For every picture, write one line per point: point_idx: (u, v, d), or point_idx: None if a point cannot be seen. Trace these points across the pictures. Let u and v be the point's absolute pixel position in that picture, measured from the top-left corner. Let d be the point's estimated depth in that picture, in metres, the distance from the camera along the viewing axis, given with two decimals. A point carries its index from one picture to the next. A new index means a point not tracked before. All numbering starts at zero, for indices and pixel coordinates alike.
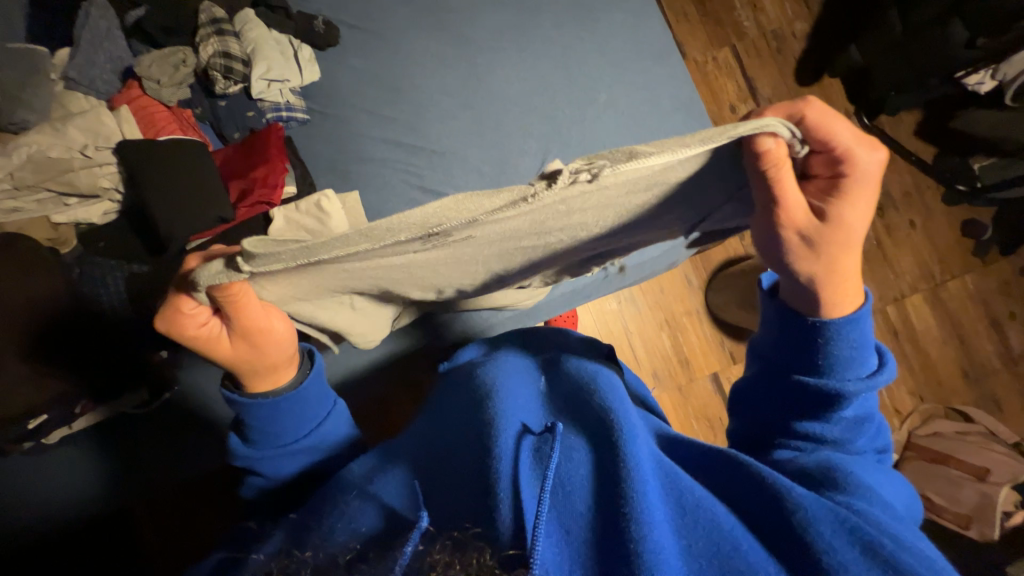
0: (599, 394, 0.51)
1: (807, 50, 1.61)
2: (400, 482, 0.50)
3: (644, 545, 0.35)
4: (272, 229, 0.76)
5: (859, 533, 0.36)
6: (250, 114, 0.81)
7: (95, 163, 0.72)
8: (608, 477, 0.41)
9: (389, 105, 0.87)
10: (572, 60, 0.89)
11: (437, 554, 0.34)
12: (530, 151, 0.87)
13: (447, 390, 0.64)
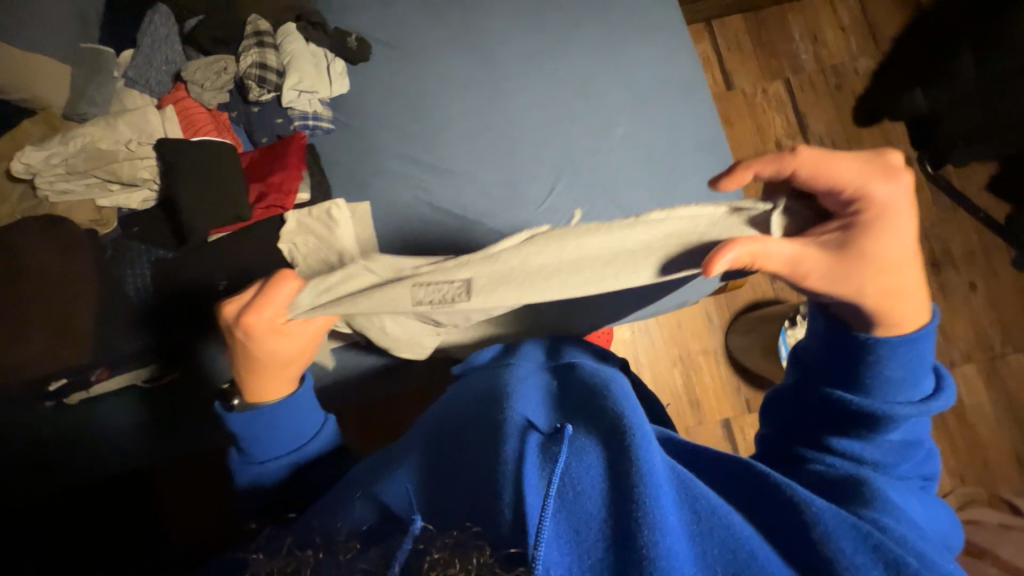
0: (612, 395, 0.52)
1: (870, 91, 1.56)
2: (401, 464, 0.50)
3: (658, 550, 0.35)
4: (284, 231, 0.81)
5: (862, 532, 0.40)
6: (279, 121, 0.86)
7: (138, 157, 0.80)
8: (623, 473, 0.40)
9: (410, 121, 0.89)
10: (593, 90, 0.87)
11: (434, 556, 0.32)
12: (541, 178, 0.86)
13: (463, 384, 0.66)
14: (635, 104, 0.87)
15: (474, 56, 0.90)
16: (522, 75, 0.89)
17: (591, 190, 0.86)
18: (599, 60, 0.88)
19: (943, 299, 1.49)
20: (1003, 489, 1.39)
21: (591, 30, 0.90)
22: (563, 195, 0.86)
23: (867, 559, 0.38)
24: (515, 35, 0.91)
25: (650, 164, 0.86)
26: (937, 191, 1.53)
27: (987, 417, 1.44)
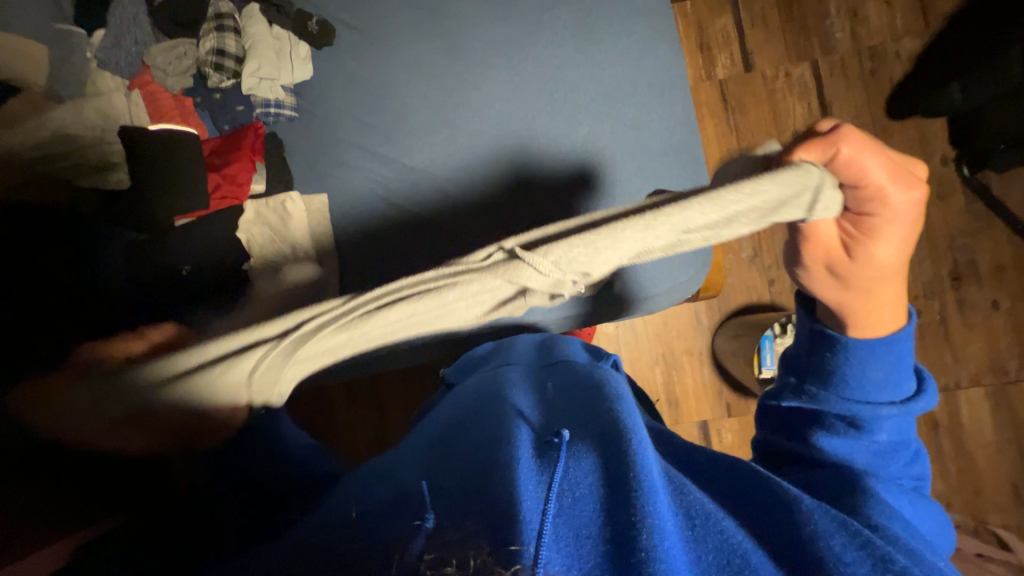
0: (608, 397, 0.57)
1: (909, 77, 1.39)
2: (409, 461, 0.54)
3: (650, 528, 0.38)
4: (242, 220, 0.85)
5: (851, 531, 0.43)
6: (241, 108, 0.88)
7: (106, 142, 0.85)
8: (620, 468, 0.44)
9: (371, 111, 0.88)
10: (560, 86, 0.86)
11: (428, 557, 0.34)
12: (497, 174, 0.85)
13: (462, 390, 0.74)
14: (601, 104, 0.86)
15: (436, 44, 0.88)
16: (486, 67, 0.87)
17: (544, 192, 0.85)
18: (568, 53, 0.86)
19: (959, 316, 1.37)
20: (992, 520, 1.32)
21: (565, 20, 0.87)
22: (519, 195, 0.85)
23: (859, 560, 0.40)
24: (485, 23, 0.88)
25: (608, 167, 0.85)
26: (972, 196, 1.37)
27: (989, 446, 1.35)
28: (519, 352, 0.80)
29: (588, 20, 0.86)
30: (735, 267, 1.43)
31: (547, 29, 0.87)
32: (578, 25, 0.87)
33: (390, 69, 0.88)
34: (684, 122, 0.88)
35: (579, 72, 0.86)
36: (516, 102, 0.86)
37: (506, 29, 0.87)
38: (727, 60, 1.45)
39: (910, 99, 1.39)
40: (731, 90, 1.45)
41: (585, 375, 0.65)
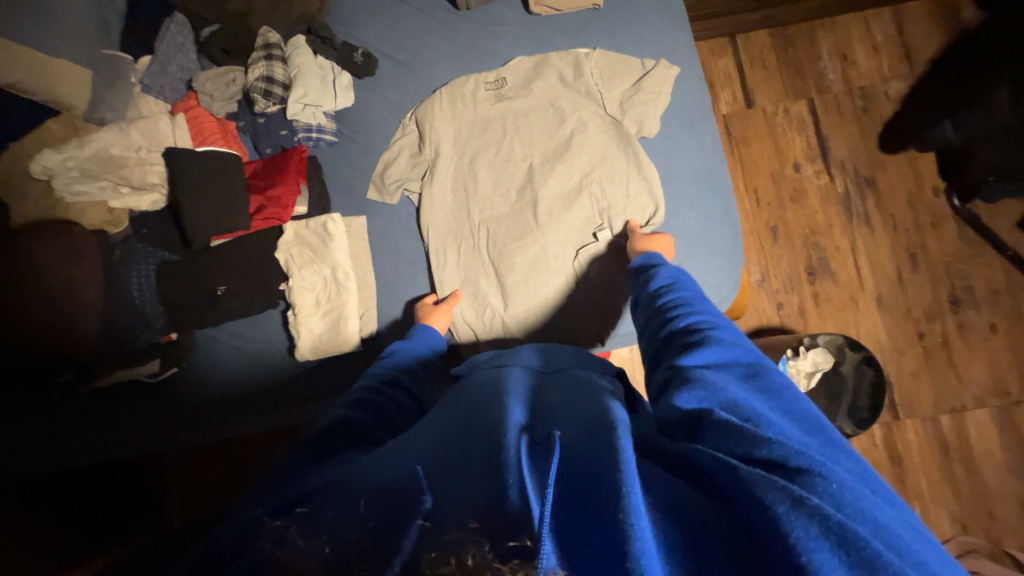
0: (603, 397, 0.54)
1: (896, 115, 1.50)
2: (408, 449, 0.52)
3: (635, 537, 0.36)
4: (282, 241, 0.86)
5: (790, 491, 0.37)
6: (284, 132, 0.91)
7: (149, 163, 0.85)
8: (607, 461, 0.42)
9: (416, 151, 0.94)
10: (590, 135, 0.94)
11: (432, 554, 0.35)
12: (538, 223, 0.92)
13: (461, 385, 0.67)
14: (632, 152, 0.92)
15: (485, 94, 0.96)
16: (527, 122, 0.96)
17: (576, 239, 0.92)
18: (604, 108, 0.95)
19: (960, 339, 1.43)
20: (1008, 543, 1.34)
21: (595, 63, 0.96)
22: (552, 236, 0.92)
23: (824, 546, 0.35)
24: (526, 77, 0.97)
25: (638, 211, 0.91)
26: (963, 225, 1.46)
27: (1000, 468, 1.37)
28: (523, 354, 0.72)
29: (618, 65, 0.95)
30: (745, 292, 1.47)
31: (586, 84, 0.95)
32: (613, 74, 0.95)
33: (438, 111, 0.95)
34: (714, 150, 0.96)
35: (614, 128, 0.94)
36: (555, 157, 0.94)
37: (547, 81, 0.96)
38: (729, 97, 1.54)
39: (899, 135, 1.50)
40: (734, 125, 1.53)
41: (587, 376, 0.62)
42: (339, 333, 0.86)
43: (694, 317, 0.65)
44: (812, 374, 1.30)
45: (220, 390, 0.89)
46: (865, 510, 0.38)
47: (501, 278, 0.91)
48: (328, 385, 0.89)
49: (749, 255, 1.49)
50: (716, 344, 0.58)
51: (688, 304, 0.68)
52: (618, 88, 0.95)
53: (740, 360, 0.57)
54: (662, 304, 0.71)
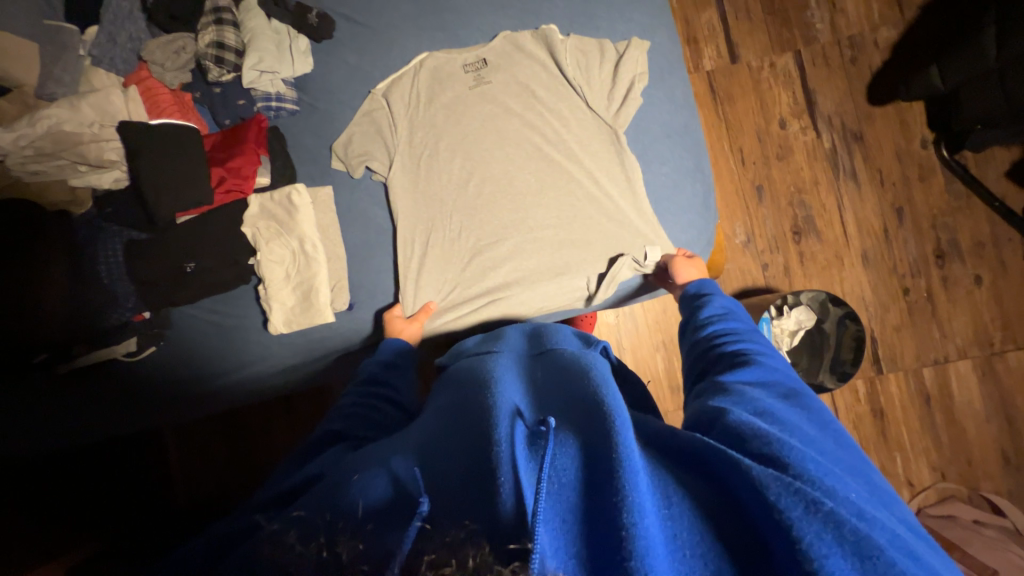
0: (594, 381, 0.55)
1: (884, 64, 1.45)
2: (404, 449, 0.54)
3: (638, 534, 0.37)
4: (247, 215, 0.86)
5: (803, 495, 0.40)
6: (242, 102, 0.88)
7: (104, 139, 0.83)
8: (603, 455, 0.43)
9: (386, 128, 0.92)
10: (572, 128, 0.95)
11: (429, 557, 0.35)
12: (516, 217, 0.94)
13: (448, 376, 0.73)
14: (618, 146, 0.94)
15: (464, 76, 0.95)
16: (504, 111, 0.95)
17: (557, 230, 0.94)
18: (586, 99, 0.94)
19: (944, 292, 1.43)
20: (985, 487, 1.38)
21: (569, 49, 0.94)
22: (528, 228, 0.94)
23: (835, 551, 0.37)
24: (506, 59, 0.95)
25: (615, 201, 0.94)
26: (951, 176, 1.44)
27: (979, 417, 1.40)
28: (510, 340, 0.80)
29: (594, 52, 0.94)
30: (730, 254, 1.46)
31: (566, 74, 0.94)
32: (590, 65, 0.95)
33: (412, 94, 0.94)
34: (682, 105, 0.96)
35: (602, 127, 0.95)
36: (530, 151, 0.95)
37: (528, 67, 0.96)
38: (713, 53, 1.49)
39: (887, 86, 1.45)
40: (718, 81, 1.48)
41: (573, 359, 0.64)
42: (312, 306, 0.87)
43: (739, 343, 0.69)
44: (795, 333, 1.30)
45: (201, 364, 0.91)
46: (877, 520, 0.41)
47: (478, 268, 0.94)
48: (309, 356, 0.92)
49: (734, 216, 1.47)
50: (758, 367, 0.62)
51: (734, 334, 0.72)
52: (597, 78, 0.95)
53: (779, 382, 0.59)
54: (707, 331, 0.75)
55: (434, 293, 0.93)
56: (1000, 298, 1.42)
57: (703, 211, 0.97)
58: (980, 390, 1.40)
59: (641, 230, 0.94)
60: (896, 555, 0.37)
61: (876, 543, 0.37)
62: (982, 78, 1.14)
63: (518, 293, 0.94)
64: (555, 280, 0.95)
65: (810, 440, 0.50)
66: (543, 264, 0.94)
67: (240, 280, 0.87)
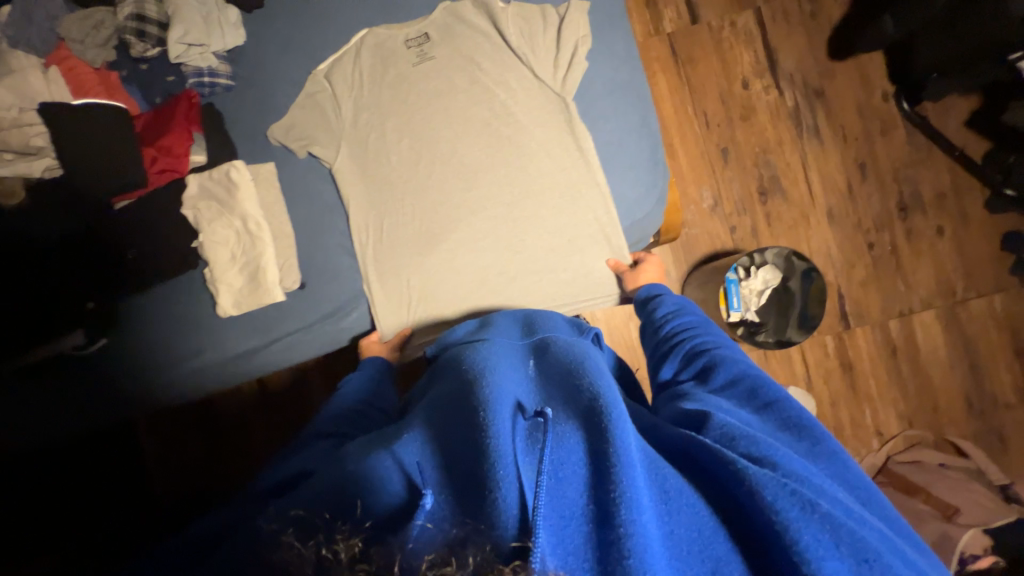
0: (586, 371, 0.58)
1: (843, 17, 1.44)
2: (403, 438, 0.56)
3: (636, 531, 0.39)
4: (186, 196, 0.82)
5: (799, 495, 0.43)
6: (172, 78, 0.86)
7: (25, 124, 0.79)
8: (601, 451, 0.46)
9: (330, 108, 0.91)
10: (519, 99, 0.94)
11: (428, 558, 0.37)
12: (467, 198, 0.93)
13: (439, 365, 0.76)
14: (568, 116, 0.92)
15: (406, 53, 0.93)
16: (451, 87, 0.94)
17: (509, 200, 0.93)
18: (531, 66, 0.93)
19: (907, 245, 1.45)
20: (951, 432, 1.42)
21: (511, 16, 0.92)
22: (478, 203, 0.93)
23: (832, 553, 0.40)
24: (448, 32, 0.94)
25: (566, 164, 0.93)
26: (912, 128, 1.44)
27: (944, 365, 1.43)
28: (504, 327, 0.81)
29: (537, 18, 0.92)
30: (697, 219, 1.46)
31: (510, 42, 0.92)
32: (535, 32, 0.92)
33: (354, 75, 0.92)
34: (627, 60, 0.93)
35: (550, 96, 0.93)
36: (480, 124, 0.93)
37: (471, 39, 0.94)
38: (673, 14, 1.46)
39: (847, 39, 1.44)
40: (679, 43, 1.46)
41: (564, 349, 0.67)
42: (261, 287, 0.85)
43: (707, 338, 0.72)
44: (762, 292, 1.31)
45: (158, 357, 0.90)
46: (864, 518, 0.45)
47: (439, 251, 0.92)
48: (260, 337, 0.90)
49: (700, 180, 1.46)
50: (729, 363, 0.65)
51: (697, 329, 0.76)
52: (543, 44, 0.92)
53: (756, 372, 0.63)
54: (672, 330, 0.78)
55: (393, 278, 0.92)
56: (962, 248, 1.44)
57: (651, 167, 0.93)
58: (945, 339, 1.44)
59: (591, 206, 0.93)
60: (889, 558, 0.41)
61: (871, 547, 0.41)
62: (937, 22, 1.13)
63: (474, 269, 0.93)
64: (510, 253, 0.93)
65: (791, 438, 0.53)
66: (496, 238, 0.93)
67: (186, 265, 0.85)
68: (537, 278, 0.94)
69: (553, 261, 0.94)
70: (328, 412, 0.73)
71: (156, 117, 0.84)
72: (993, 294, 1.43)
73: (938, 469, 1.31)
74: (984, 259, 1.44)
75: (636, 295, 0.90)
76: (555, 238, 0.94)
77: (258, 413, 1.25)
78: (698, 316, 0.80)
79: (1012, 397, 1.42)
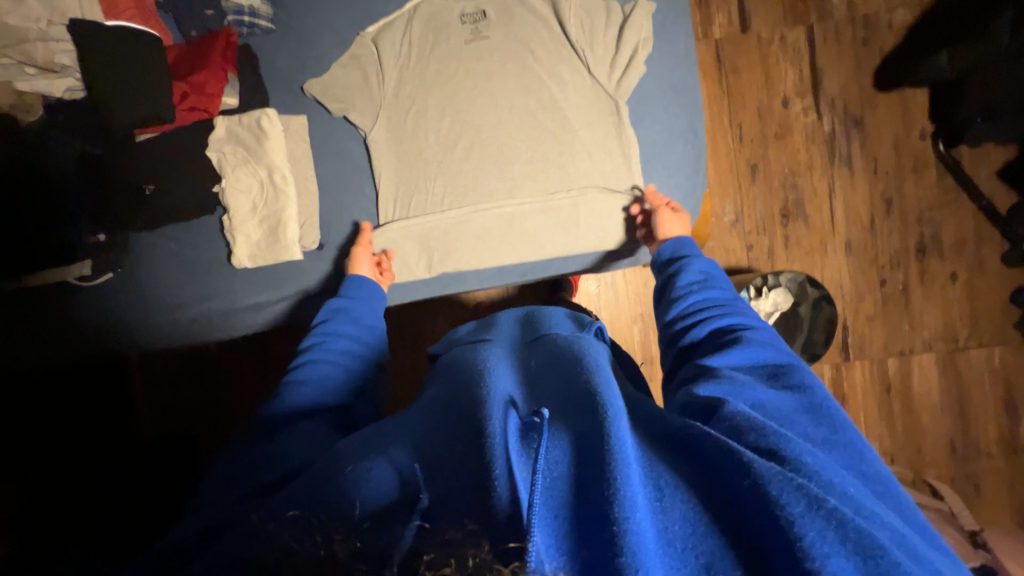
0: (587, 372, 0.56)
1: (896, 48, 1.40)
2: (397, 437, 0.55)
3: (629, 528, 0.36)
4: (212, 137, 0.83)
5: (805, 491, 0.40)
6: (211, 13, 0.86)
7: (52, 38, 0.76)
8: (596, 450, 0.44)
9: (372, 71, 0.91)
10: (570, 95, 0.92)
11: (428, 557, 0.36)
12: (502, 188, 0.91)
13: (441, 364, 0.75)
14: (617, 119, 0.91)
15: (461, 28, 0.92)
16: (501, 65, 0.92)
17: (545, 191, 0.91)
18: (589, 65, 0.91)
19: (919, 287, 1.45)
20: (930, 473, 1.45)
21: (574, 7, 0.92)
22: (512, 192, 0.91)
23: (837, 551, 0.36)
24: (506, 12, 0.93)
25: (608, 165, 0.91)
26: (943, 171, 1.43)
27: (935, 408, 1.45)
28: (505, 328, 0.82)
29: (600, 12, 0.92)
30: (716, 232, 1.45)
31: (570, 34, 0.91)
32: (595, 27, 0.92)
33: (402, 42, 0.92)
34: (679, 63, 0.93)
35: (602, 96, 0.92)
36: (522, 105, 0.91)
37: (530, 23, 0.93)
38: (724, 19, 1.42)
39: (895, 71, 1.42)
40: (726, 51, 1.43)
41: (566, 347, 0.66)
42: (279, 242, 0.86)
43: (726, 319, 0.69)
44: (770, 314, 1.31)
45: (160, 299, 0.89)
46: (876, 517, 0.40)
47: (463, 237, 0.91)
48: (269, 288, 0.89)
49: (724, 193, 1.44)
50: (746, 349, 0.62)
51: (716, 307, 0.72)
52: (602, 42, 0.91)
53: (771, 357, 0.60)
54: (687, 308, 0.74)
55: (414, 260, 0.91)
56: (972, 296, 1.45)
57: (692, 174, 0.94)
58: (940, 384, 1.45)
59: (613, 224, 0.92)
60: (902, 556, 0.37)
61: (882, 544, 0.37)
62: (992, 66, 1.11)
63: (496, 258, 0.92)
64: (535, 246, 0.91)
65: (800, 431, 0.49)
66: (524, 229, 0.91)
67: (204, 210, 0.85)
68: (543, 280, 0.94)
69: (577, 257, 0.93)
70: (311, 376, 0.70)
71: (189, 52, 0.84)
72: (994, 346, 1.45)
73: None
74: (991, 310, 1.44)
75: (656, 255, 0.86)
76: (585, 235, 0.92)
77: (253, 365, 1.24)
78: (721, 290, 0.75)
79: (994, 448, 1.45)
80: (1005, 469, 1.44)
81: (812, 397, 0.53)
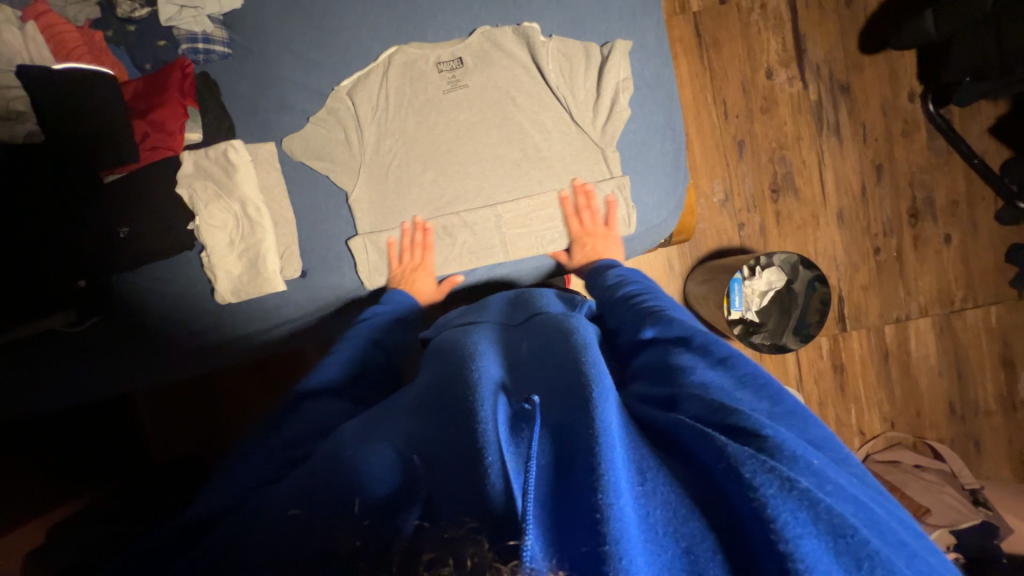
0: (578, 348, 0.56)
1: (879, 8, 1.36)
2: (392, 426, 0.54)
3: (612, 515, 0.36)
4: (181, 172, 0.85)
5: (778, 472, 0.39)
6: (164, 43, 0.88)
7: (2, 87, 0.77)
8: (582, 435, 0.43)
9: (351, 128, 0.92)
10: (536, 102, 0.94)
11: (427, 556, 0.34)
12: (480, 199, 0.95)
13: (432, 349, 0.76)
14: (606, 165, 0.95)
15: (438, 78, 0.94)
16: (468, 82, 0.94)
17: (520, 183, 0.95)
18: (572, 113, 0.94)
19: (913, 252, 1.44)
20: (930, 436, 1.47)
21: (552, 52, 0.93)
22: (487, 186, 0.95)
23: (810, 532, 0.36)
24: (483, 59, 0.94)
25: (578, 164, 0.95)
26: (934, 132, 1.41)
27: (933, 371, 1.46)
28: (494, 309, 0.82)
29: (578, 57, 0.93)
30: (706, 213, 1.42)
31: (550, 81, 0.93)
32: (575, 71, 0.94)
33: (379, 93, 0.93)
34: (646, 55, 0.95)
35: (585, 132, 0.95)
36: (496, 126, 0.94)
37: (508, 70, 0.94)
38: None
39: (879, 33, 1.38)
40: (705, 25, 1.37)
41: (557, 323, 0.65)
42: (260, 274, 0.89)
43: (649, 303, 0.72)
44: (764, 293, 1.31)
45: (148, 334, 0.90)
46: (850, 497, 0.41)
47: (452, 248, 0.95)
48: (261, 307, 0.92)
49: (713, 173, 1.41)
50: (670, 324, 0.64)
51: (639, 293, 0.76)
52: (582, 88, 0.94)
53: (689, 329, 0.62)
54: (626, 292, 0.77)
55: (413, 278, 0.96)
56: (966, 257, 1.44)
57: (671, 171, 0.98)
58: (939, 347, 1.46)
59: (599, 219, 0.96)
60: (871, 535, 0.37)
61: (850, 522, 0.37)
62: (976, 26, 1.08)
63: (489, 253, 0.96)
64: (521, 235, 0.95)
65: (753, 400, 0.50)
66: (508, 217, 0.95)
67: (182, 247, 0.87)
68: (528, 265, 0.98)
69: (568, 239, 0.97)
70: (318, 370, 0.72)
71: (145, 91, 0.86)
72: (990, 305, 1.45)
73: (914, 470, 1.36)
74: (987, 270, 1.44)
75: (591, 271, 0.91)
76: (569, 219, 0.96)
77: (257, 391, 1.26)
78: (638, 282, 0.79)
79: (993, 406, 1.47)
80: (1005, 426, 1.47)
81: (736, 360, 0.54)
